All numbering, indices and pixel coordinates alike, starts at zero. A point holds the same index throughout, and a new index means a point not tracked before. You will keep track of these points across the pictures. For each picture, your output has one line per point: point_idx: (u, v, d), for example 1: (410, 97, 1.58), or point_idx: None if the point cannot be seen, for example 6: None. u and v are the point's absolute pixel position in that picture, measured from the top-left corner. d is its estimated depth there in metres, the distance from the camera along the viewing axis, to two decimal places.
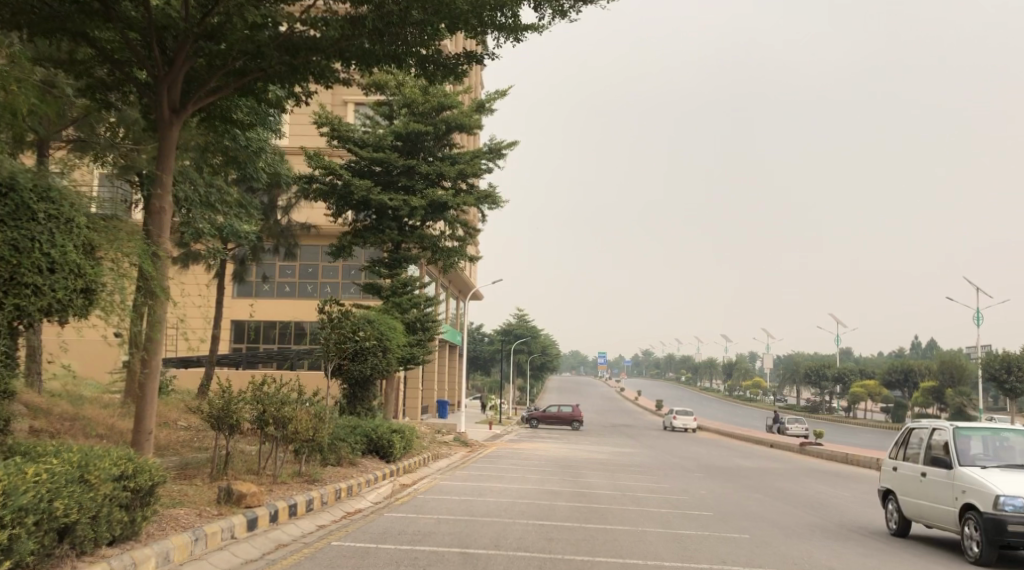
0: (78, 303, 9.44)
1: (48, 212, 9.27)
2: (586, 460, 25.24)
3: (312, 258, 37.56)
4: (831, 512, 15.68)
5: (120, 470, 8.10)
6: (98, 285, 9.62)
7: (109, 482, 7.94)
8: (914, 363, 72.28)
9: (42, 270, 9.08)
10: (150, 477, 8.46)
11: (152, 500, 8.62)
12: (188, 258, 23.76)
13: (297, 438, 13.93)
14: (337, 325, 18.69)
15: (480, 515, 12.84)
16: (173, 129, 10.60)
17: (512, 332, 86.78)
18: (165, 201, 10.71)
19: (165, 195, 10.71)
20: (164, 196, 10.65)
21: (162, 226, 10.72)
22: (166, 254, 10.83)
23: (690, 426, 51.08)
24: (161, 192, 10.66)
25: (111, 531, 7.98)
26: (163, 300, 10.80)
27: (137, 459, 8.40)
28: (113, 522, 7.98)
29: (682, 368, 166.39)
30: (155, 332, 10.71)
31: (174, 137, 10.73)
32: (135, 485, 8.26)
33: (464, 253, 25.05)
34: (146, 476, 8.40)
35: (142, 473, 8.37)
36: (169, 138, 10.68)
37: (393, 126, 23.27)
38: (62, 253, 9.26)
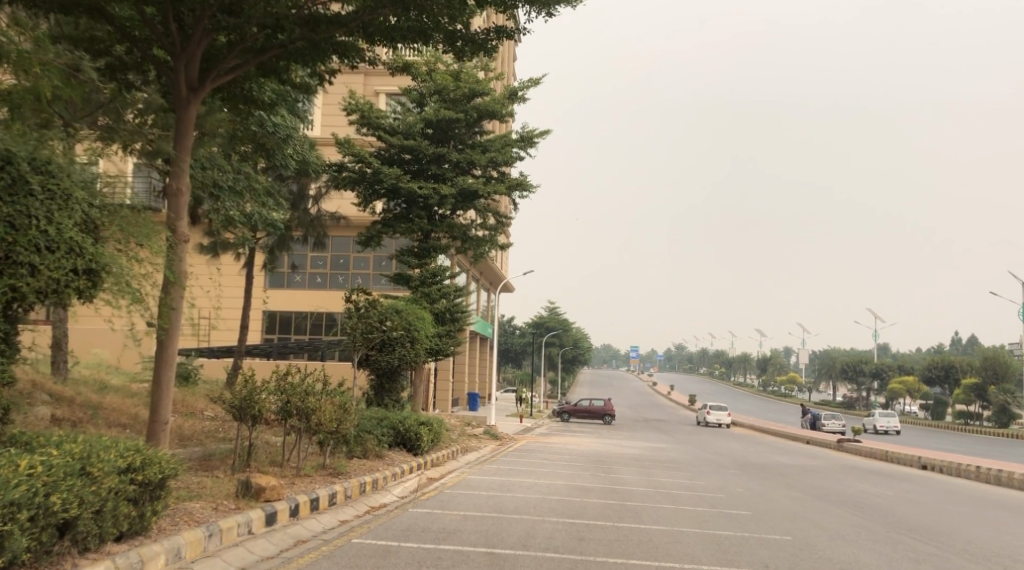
0: (78, 285, 9.18)
1: (46, 188, 9.06)
2: (619, 455, 24.71)
3: (343, 249, 37.35)
4: (875, 512, 15.08)
5: (126, 462, 7.74)
6: (102, 266, 9.35)
7: (114, 475, 7.60)
8: (955, 359, 70.76)
9: (39, 248, 8.87)
10: (162, 470, 8.12)
11: (164, 494, 8.27)
12: (217, 247, 23.52)
13: (321, 430, 13.57)
14: (364, 314, 18.17)
15: (508, 512, 12.40)
16: (190, 107, 10.27)
17: (544, 324, 86.22)
18: (183, 184, 10.38)
19: (183, 176, 10.38)
20: (180, 178, 10.32)
21: (179, 208, 10.40)
22: (183, 237, 10.51)
23: (724, 422, 50.33)
24: (177, 173, 10.34)
25: (118, 527, 7.66)
26: (180, 284, 10.48)
27: (146, 451, 8.06)
28: (120, 519, 7.65)
29: (715, 363, 164.89)
30: (176, 318, 10.35)
31: (192, 116, 10.40)
32: (143, 478, 7.92)
33: (496, 243, 24.60)
34: (155, 468, 8.04)
35: (151, 466, 8.01)
36: (187, 116, 10.35)
37: (424, 113, 22.86)
38: (61, 230, 9.03)
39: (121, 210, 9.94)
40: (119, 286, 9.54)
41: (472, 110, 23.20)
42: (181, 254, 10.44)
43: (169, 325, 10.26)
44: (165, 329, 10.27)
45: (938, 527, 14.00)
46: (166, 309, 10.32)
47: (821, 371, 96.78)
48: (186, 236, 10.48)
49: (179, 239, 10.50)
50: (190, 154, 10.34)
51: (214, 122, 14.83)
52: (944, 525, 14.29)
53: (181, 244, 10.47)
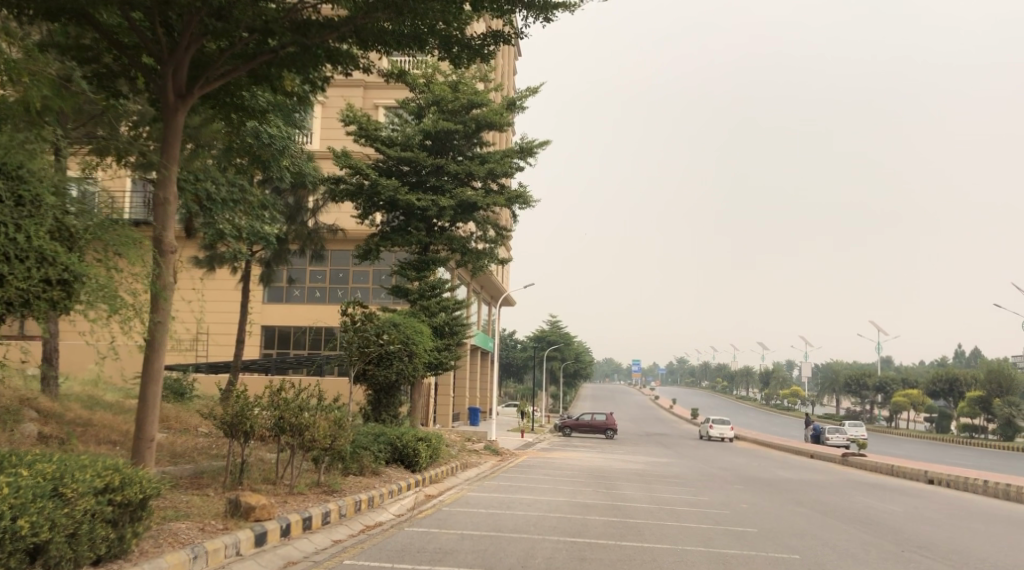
0: (52, 296, 8.93)
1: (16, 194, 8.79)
2: (621, 469, 24.35)
3: (342, 263, 37.11)
4: (883, 528, 14.73)
5: (104, 482, 7.46)
6: (76, 277, 9.07)
7: (89, 496, 7.32)
8: (958, 372, 70.32)
9: (7, 257, 8.62)
10: (143, 490, 7.83)
11: (145, 515, 7.97)
12: (213, 261, 23.22)
13: (315, 446, 13.25)
14: (359, 327, 18.40)
15: (507, 530, 12.06)
16: (178, 114, 10.02)
17: (545, 338, 85.86)
18: (170, 193, 10.11)
19: (170, 185, 10.09)
20: (168, 187, 10.06)
21: (167, 219, 10.13)
22: (168, 248, 10.24)
23: (727, 436, 49.90)
24: (165, 182, 10.08)
25: (94, 550, 7.38)
26: (168, 295, 10.20)
27: (126, 470, 7.77)
28: (96, 542, 7.37)
29: (717, 376, 164.27)
30: (162, 331, 10.06)
31: (179, 123, 10.14)
32: (123, 498, 7.63)
33: (495, 256, 24.31)
34: (136, 488, 7.75)
35: (132, 485, 7.72)
36: (174, 123, 10.10)
37: (422, 125, 22.62)
38: (31, 239, 8.73)
39: (101, 220, 9.65)
40: (94, 298, 9.26)
41: (471, 122, 22.97)
42: (168, 266, 10.16)
43: (155, 341, 9.93)
44: (151, 343, 9.95)
45: (948, 544, 13.66)
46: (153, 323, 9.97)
47: (823, 384, 96.31)
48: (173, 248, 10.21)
49: (167, 249, 10.22)
50: (177, 163, 10.07)
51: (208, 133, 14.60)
52: (954, 541, 13.95)
53: (168, 254, 10.20)
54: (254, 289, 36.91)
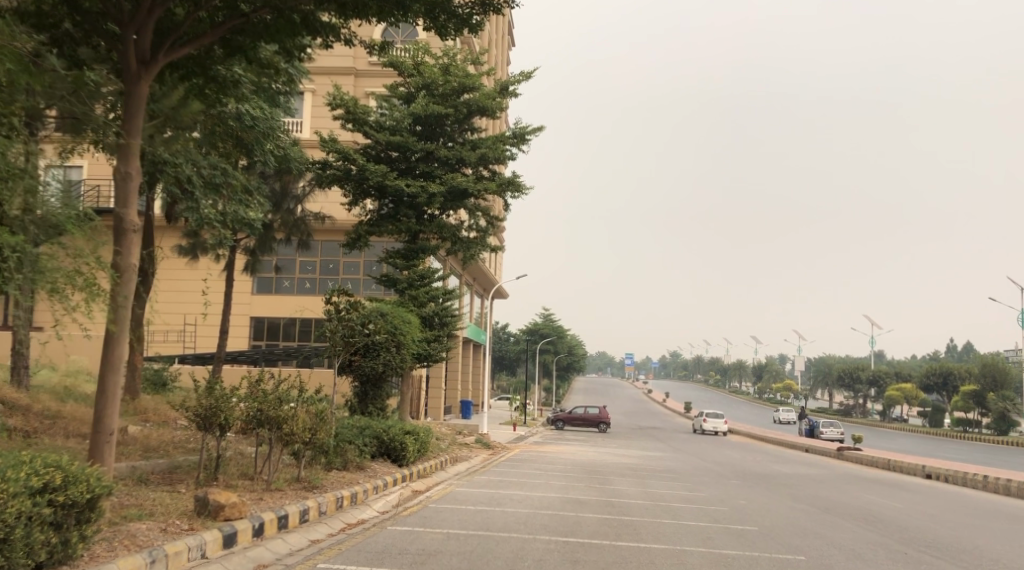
0: None
1: None
2: (615, 464, 23.77)
3: (332, 253, 36.44)
4: (889, 528, 14.13)
5: (42, 482, 6.94)
6: None
7: (25, 497, 6.81)
8: (953, 366, 69.94)
9: None
10: (89, 489, 7.30)
11: (95, 517, 7.44)
12: (195, 249, 22.57)
13: (294, 440, 12.58)
14: (344, 317, 17.14)
15: (495, 529, 11.41)
16: (140, 83, 9.42)
17: (537, 331, 85.30)
18: (133, 166, 9.37)
19: (132, 159, 9.35)
20: (130, 160, 9.32)
21: (128, 194, 9.34)
22: (132, 227, 9.38)
23: (721, 429, 49.40)
24: (127, 155, 9.36)
25: (32, 557, 6.84)
26: (130, 277, 9.42)
27: (70, 468, 7.24)
28: (35, 549, 6.83)
29: (710, 371, 163.84)
30: (124, 315, 9.32)
31: (143, 91, 9.47)
32: (65, 498, 7.10)
33: (486, 245, 23.68)
34: (81, 488, 7.22)
35: (76, 485, 7.20)
36: (138, 93, 9.46)
37: (411, 108, 21.95)
38: None
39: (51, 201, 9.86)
40: None
41: (462, 106, 22.28)
42: (129, 245, 9.36)
43: (118, 325, 9.19)
44: (113, 328, 9.18)
45: (957, 543, 13.03)
46: (116, 304, 9.24)
47: (817, 378, 95.84)
48: (135, 226, 9.42)
49: (128, 230, 9.41)
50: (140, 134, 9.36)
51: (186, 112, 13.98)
52: (962, 539, 13.35)
53: (129, 234, 9.38)
54: (243, 280, 36.29)
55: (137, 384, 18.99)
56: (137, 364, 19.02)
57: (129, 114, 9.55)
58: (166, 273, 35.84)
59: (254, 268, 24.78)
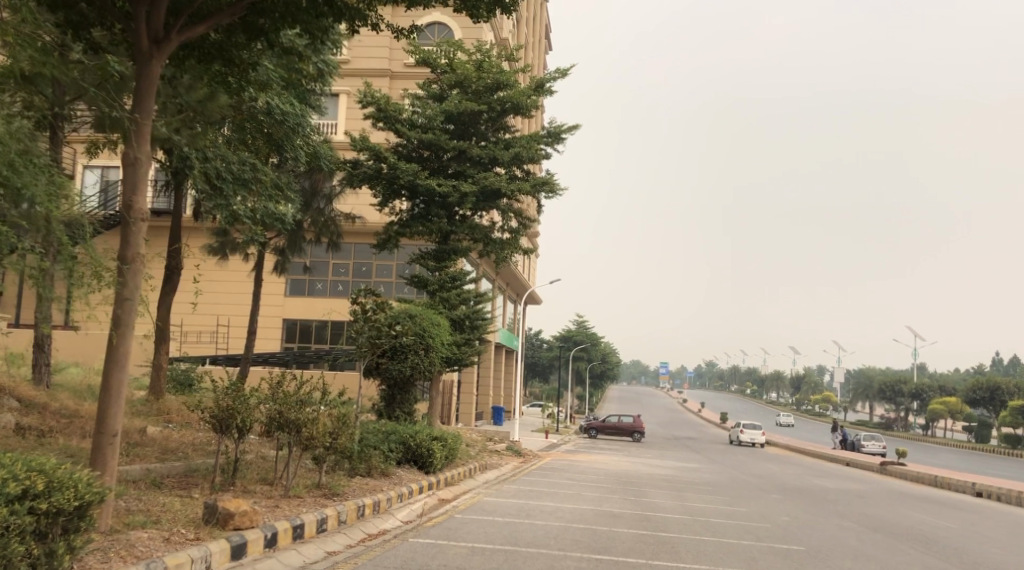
0: None
1: None
2: (649, 475, 23.03)
3: (365, 256, 36.06)
4: (947, 557, 13.32)
5: (22, 488, 6.53)
6: None
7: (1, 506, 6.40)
8: (1000, 380, 67.88)
9: None
10: (77, 497, 6.89)
11: (86, 526, 7.03)
12: (225, 248, 22.20)
13: (314, 444, 12.03)
14: (371, 318, 16.12)
15: (523, 544, 10.79)
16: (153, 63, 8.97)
17: (571, 338, 84.49)
18: (143, 151, 8.86)
19: (143, 143, 8.83)
20: (141, 144, 8.81)
21: (139, 181, 8.82)
22: (141, 215, 8.86)
23: (758, 440, 48.32)
24: (138, 139, 8.85)
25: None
26: (137, 268, 8.91)
27: (55, 473, 6.82)
28: (13, 560, 6.44)
29: (746, 382, 161.72)
30: (130, 309, 8.83)
31: (155, 73, 9.01)
32: (47, 506, 6.68)
33: (519, 246, 23.13)
34: (66, 494, 6.80)
35: (62, 491, 6.78)
36: (150, 72, 8.98)
37: (444, 105, 21.42)
38: None
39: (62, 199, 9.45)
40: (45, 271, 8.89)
41: (496, 103, 21.73)
42: (137, 236, 8.83)
43: (124, 318, 8.67)
44: (117, 323, 8.67)
45: None
46: (122, 297, 8.73)
47: (857, 390, 93.96)
48: (145, 215, 8.88)
49: (137, 218, 8.89)
50: (151, 116, 8.88)
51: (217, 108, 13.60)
52: None
53: (137, 223, 8.85)
54: (275, 281, 36.03)
55: (162, 385, 18.59)
56: (162, 364, 18.65)
57: (141, 97, 9.09)
58: (200, 273, 35.70)
59: (284, 268, 24.40)
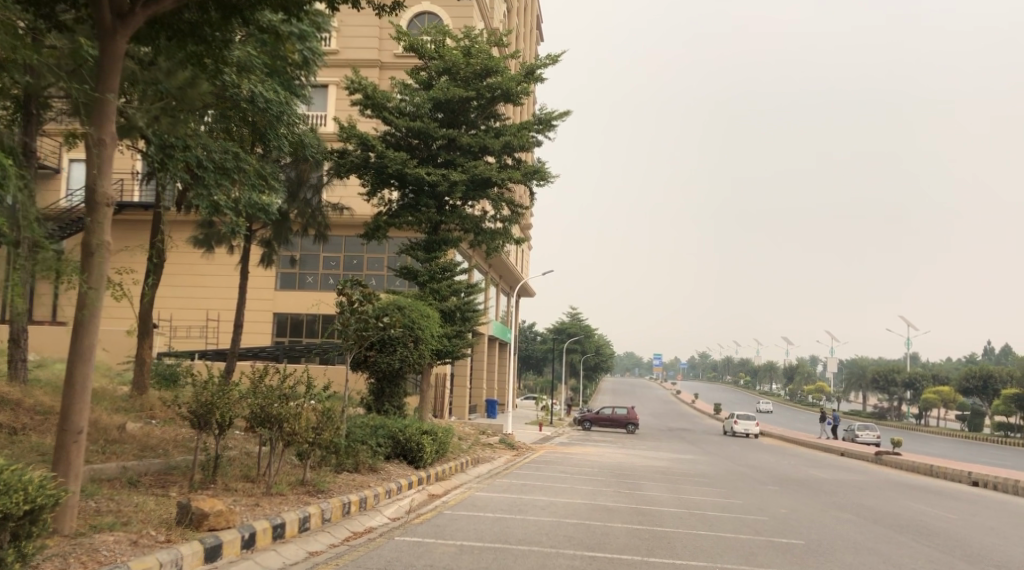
0: None
1: None
2: (645, 467, 22.67)
3: (356, 249, 35.58)
4: (951, 549, 12.94)
5: None
6: None
7: None
8: (993, 369, 67.71)
9: None
10: (28, 500, 6.70)
11: (38, 531, 6.82)
12: (210, 240, 21.70)
13: (298, 440, 11.62)
14: (358, 309, 15.67)
15: (514, 542, 10.37)
16: (116, 39, 8.61)
17: (565, 330, 84.18)
18: (107, 132, 8.52)
19: (107, 122, 8.49)
20: (104, 125, 8.48)
21: (103, 163, 8.48)
22: (106, 199, 8.52)
23: (753, 431, 48.05)
24: (101, 119, 8.51)
25: None
26: (103, 257, 8.57)
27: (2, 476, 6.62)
28: None
29: (740, 373, 161.75)
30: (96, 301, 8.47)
31: (119, 49, 8.66)
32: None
33: (511, 236, 22.72)
34: (15, 498, 6.60)
35: (9, 494, 6.58)
36: (113, 48, 8.63)
37: (432, 92, 20.96)
38: None
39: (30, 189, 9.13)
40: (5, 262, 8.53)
41: (486, 90, 21.30)
42: (101, 221, 8.48)
43: (88, 309, 8.31)
44: (82, 315, 8.30)
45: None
46: (86, 287, 8.36)
47: (850, 380, 93.89)
48: (110, 198, 8.55)
49: (102, 202, 8.55)
50: (115, 95, 8.54)
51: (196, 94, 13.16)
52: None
53: (103, 207, 8.51)
54: (264, 275, 35.57)
55: (145, 379, 18.16)
56: (146, 358, 18.21)
57: (105, 77, 8.75)
58: (190, 268, 35.22)
59: (271, 260, 23.93)
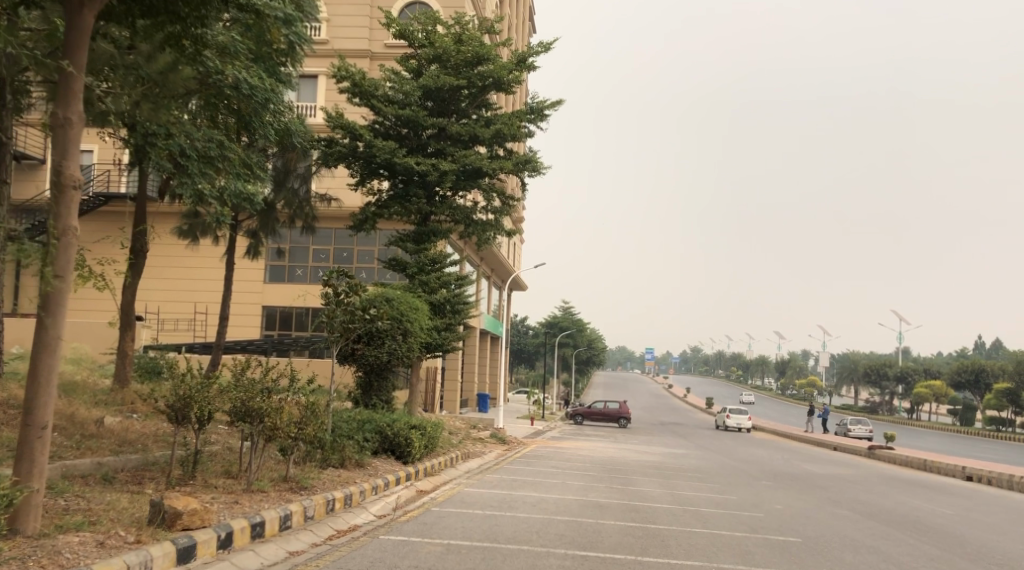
0: None
1: None
2: (637, 462, 22.36)
3: (346, 241, 35.14)
4: (950, 546, 12.60)
5: None
6: None
7: None
8: (985, 363, 67.62)
9: None
10: None
11: None
12: (195, 230, 21.26)
13: (279, 435, 11.24)
14: (344, 301, 15.28)
15: (503, 540, 10.00)
16: (83, 11, 8.29)
17: (557, 324, 83.93)
18: (71, 110, 8.21)
19: (71, 100, 8.19)
20: (69, 103, 8.17)
21: (68, 142, 8.15)
22: (71, 181, 8.20)
23: (745, 426, 47.80)
24: (65, 96, 8.20)
25: None
26: (69, 241, 8.26)
27: None
28: None
29: (732, 367, 161.79)
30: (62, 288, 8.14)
31: (86, 22, 8.33)
32: None
33: (502, 227, 22.34)
34: None
35: None
36: (81, 21, 8.31)
37: (421, 79, 20.56)
38: None
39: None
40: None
41: (476, 78, 20.91)
42: (66, 203, 8.17)
43: (54, 294, 7.99)
44: (46, 303, 7.99)
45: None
46: (49, 272, 8.02)
47: (842, 375, 93.87)
48: (77, 180, 8.24)
49: (69, 185, 8.24)
50: (81, 69, 8.22)
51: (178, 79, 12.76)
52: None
53: (69, 189, 8.19)
54: (254, 268, 35.15)
55: (128, 372, 17.76)
56: (128, 351, 17.80)
57: (72, 51, 8.45)
58: (177, 260, 34.77)
59: (258, 252, 23.50)
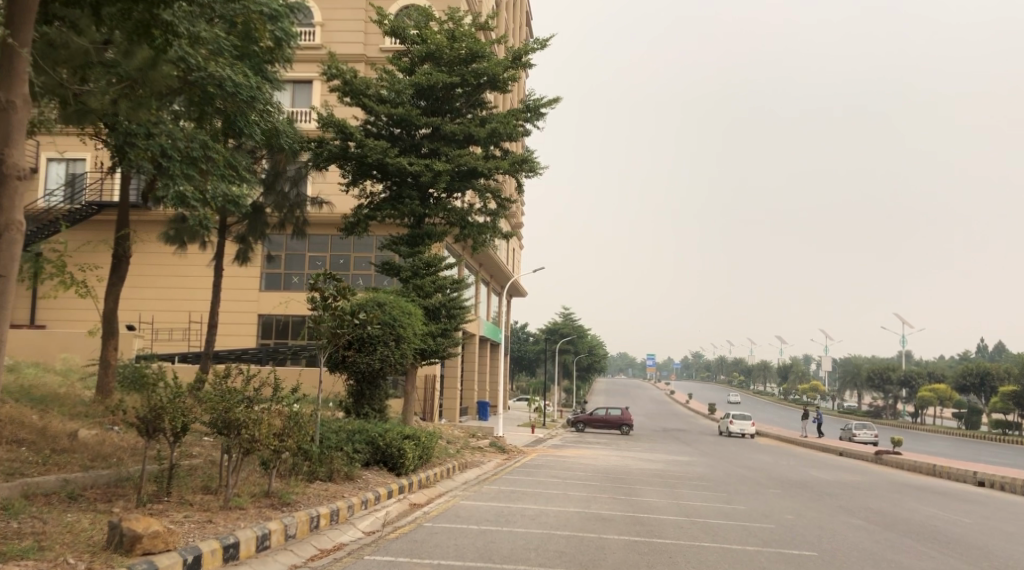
0: None
1: None
2: (641, 470, 21.64)
3: (343, 249, 34.47)
4: (975, 559, 11.82)
5: None
6: None
7: None
8: (990, 366, 66.74)
9: None
10: None
11: None
12: (182, 235, 20.52)
13: (259, 448, 10.54)
14: (332, 305, 14.60)
15: (498, 560, 9.30)
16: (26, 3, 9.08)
17: (558, 330, 83.24)
18: (14, 100, 8.97)
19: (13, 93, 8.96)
20: (11, 92, 8.94)
21: (9, 133, 8.91)
22: (13, 170, 8.94)
23: (748, 432, 47.05)
24: (6, 88, 8.94)
25: None
26: (14, 232, 8.95)
27: None
28: None
29: (733, 372, 160.98)
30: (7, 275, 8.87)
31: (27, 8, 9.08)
32: None
33: (498, 230, 21.66)
34: None
35: None
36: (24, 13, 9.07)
37: (413, 76, 19.96)
38: None
39: None
40: None
41: (471, 75, 20.28)
42: (10, 192, 8.90)
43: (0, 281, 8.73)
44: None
45: None
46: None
47: (845, 378, 93.02)
48: (19, 169, 8.97)
49: (12, 175, 8.94)
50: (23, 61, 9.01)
51: (153, 74, 12.17)
52: None
53: (11, 179, 8.91)
54: (249, 276, 34.50)
55: (111, 382, 17.11)
56: (111, 360, 17.12)
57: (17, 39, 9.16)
58: (170, 267, 34.10)
59: (248, 257, 22.80)
